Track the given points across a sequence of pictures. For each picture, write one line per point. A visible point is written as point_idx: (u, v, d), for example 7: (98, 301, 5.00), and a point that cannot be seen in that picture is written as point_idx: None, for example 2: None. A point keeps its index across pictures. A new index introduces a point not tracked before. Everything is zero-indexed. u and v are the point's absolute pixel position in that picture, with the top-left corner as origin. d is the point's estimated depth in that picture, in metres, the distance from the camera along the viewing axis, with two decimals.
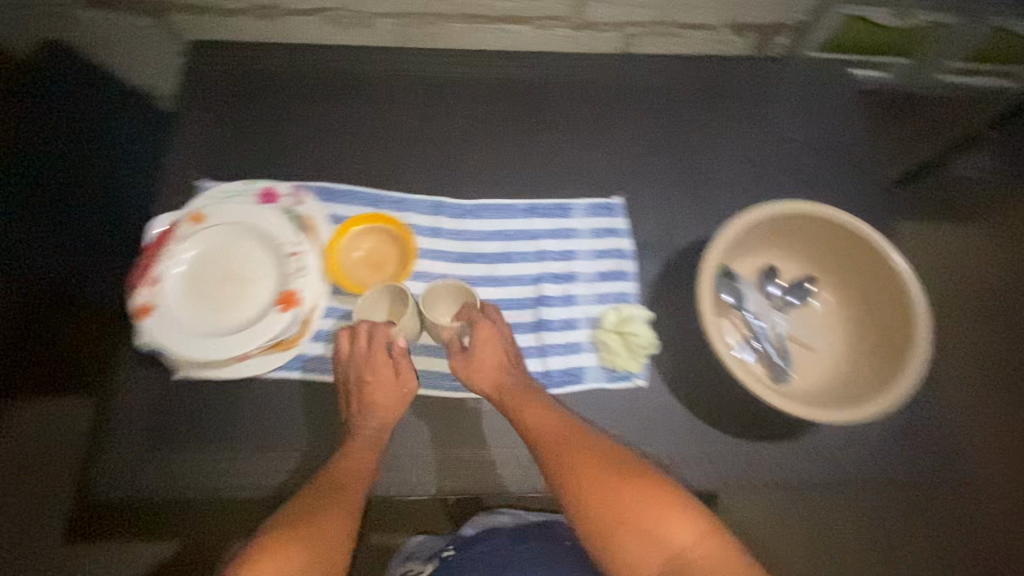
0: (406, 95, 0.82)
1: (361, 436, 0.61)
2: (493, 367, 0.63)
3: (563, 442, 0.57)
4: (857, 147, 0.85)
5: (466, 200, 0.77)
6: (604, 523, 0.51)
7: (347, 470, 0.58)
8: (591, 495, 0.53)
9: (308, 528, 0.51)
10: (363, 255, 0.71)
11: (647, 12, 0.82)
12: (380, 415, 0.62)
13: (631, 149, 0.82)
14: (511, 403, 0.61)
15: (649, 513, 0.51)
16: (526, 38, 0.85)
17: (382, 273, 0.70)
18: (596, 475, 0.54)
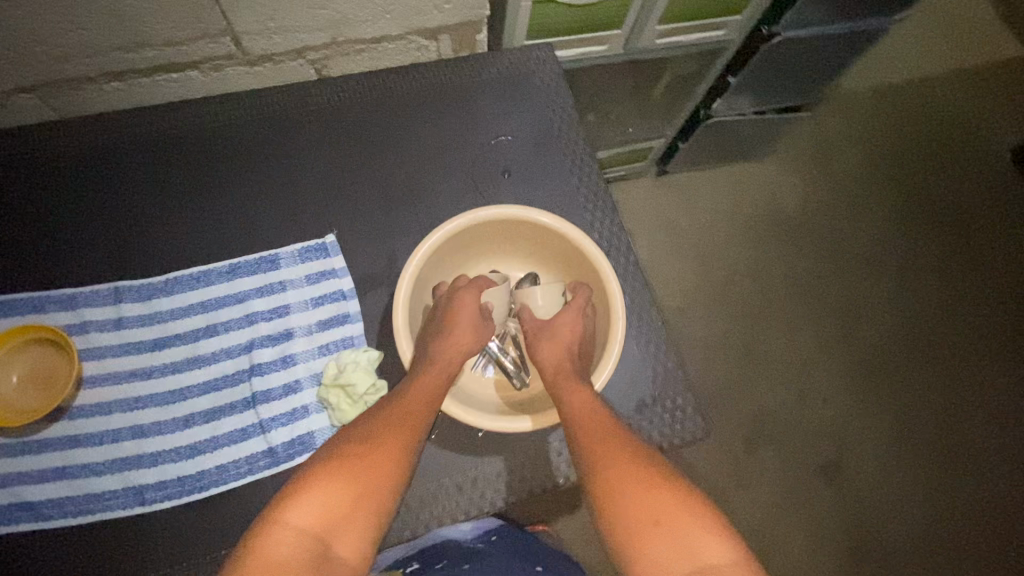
0: (67, 175, 0.72)
1: (443, 355, 0.63)
2: (564, 343, 0.65)
3: (605, 432, 0.56)
4: (573, 130, 0.85)
5: (152, 278, 0.69)
6: (648, 520, 0.47)
7: (416, 408, 0.58)
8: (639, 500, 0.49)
9: (364, 466, 0.51)
10: (19, 383, 0.61)
11: (317, 34, 0.75)
12: (461, 346, 0.64)
13: (338, 181, 0.76)
14: (564, 383, 0.61)
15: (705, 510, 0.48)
16: (199, 83, 0.77)
17: (49, 390, 0.61)
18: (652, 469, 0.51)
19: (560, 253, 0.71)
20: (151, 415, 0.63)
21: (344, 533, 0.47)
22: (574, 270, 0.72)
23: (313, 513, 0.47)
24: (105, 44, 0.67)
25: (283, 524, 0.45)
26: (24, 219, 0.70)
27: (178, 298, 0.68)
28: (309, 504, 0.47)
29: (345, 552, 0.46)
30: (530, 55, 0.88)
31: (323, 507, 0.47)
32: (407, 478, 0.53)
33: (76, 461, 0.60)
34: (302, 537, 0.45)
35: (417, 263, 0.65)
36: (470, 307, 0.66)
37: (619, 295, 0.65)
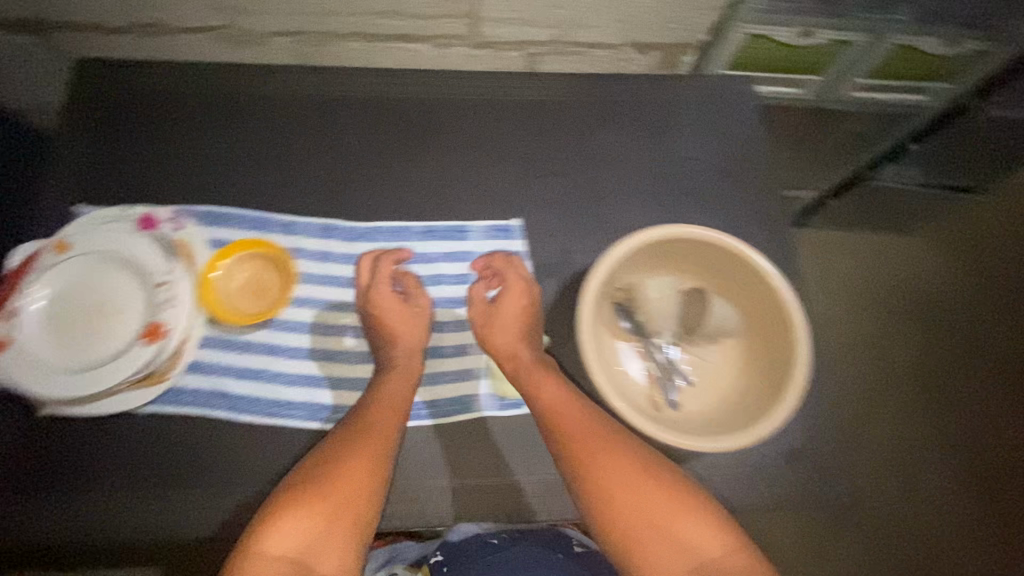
0: (302, 117, 0.81)
1: (406, 364, 0.66)
2: (515, 326, 0.68)
3: (589, 447, 0.59)
4: (759, 166, 0.85)
5: (359, 223, 0.76)
6: (632, 528, 0.56)
7: (381, 414, 0.61)
8: (622, 514, 0.57)
9: (338, 491, 0.55)
10: (241, 283, 0.69)
11: (545, 31, 0.80)
12: (410, 345, 0.67)
13: (531, 171, 0.81)
14: (524, 371, 0.65)
15: (679, 517, 0.56)
16: (426, 56, 0.84)
17: (266, 299, 0.69)
18: (632, 490, 0.57)
19: (748, 291, 0.67)
20: (340, 343, 0.69)
21: (325, 552, 0.52)
22: (760, 327, 0.67)
23: (297, 541, 0.52)
24: (369, 7, 0.75)
25: (262, 553, 0.51)
26: (263, 147, 0.79)
27: (378, 245, 0.75)
28: (283, 532, 0.52)
29: (329, 567, 0.52)
30: (731, 83, 0.88)
31: (302, 535, 0.52)
32: (381, 484, 0.57)
33: (274, 367, 0.67)
34: (284, 562, 0.51)
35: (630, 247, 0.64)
36: (393, 305, 0.68)
37: (804, 381, 0.60)
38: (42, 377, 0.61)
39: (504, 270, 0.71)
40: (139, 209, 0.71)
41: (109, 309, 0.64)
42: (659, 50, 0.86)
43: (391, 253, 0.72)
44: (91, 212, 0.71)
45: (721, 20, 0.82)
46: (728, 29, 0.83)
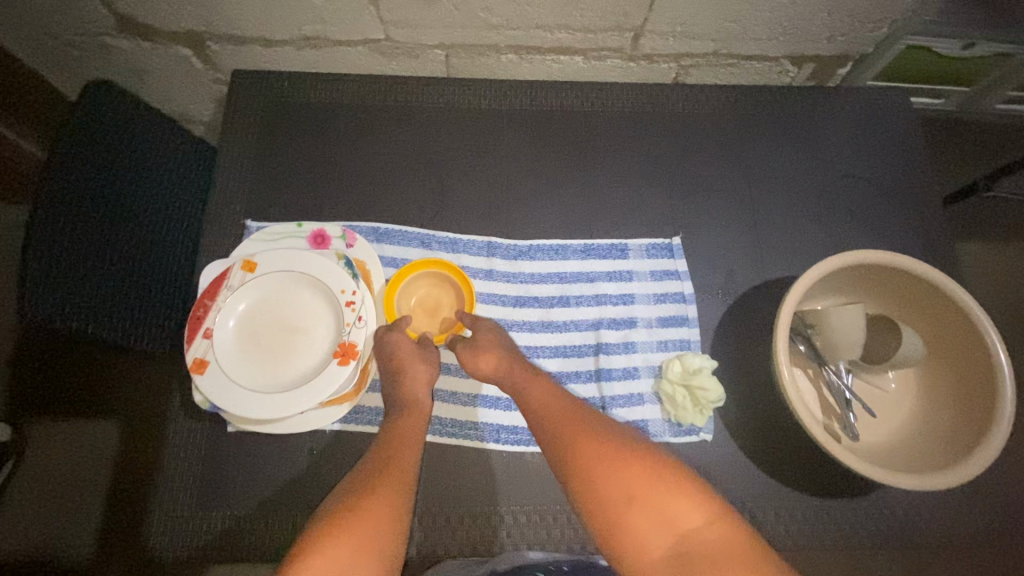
0: (457, 129, 0.80)
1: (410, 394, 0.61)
2: (497, 344, 0.64)
3: (568, 442, 0.54)
4: (917, 185, 0.82)
5: (519, 241, 0.75)
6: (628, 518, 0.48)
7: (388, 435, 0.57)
8: (606, 494, 0.49)
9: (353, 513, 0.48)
10: (420, 300, 0.70)
11: (707, 44, 0.78)
12: (421, 379, 0.61)
13: (689, 187, 0.79)
14: (518, 387, 0.60)
15: (654, 489, 0.49)
16: (578, 68, 0.83)
17: (440, 319, 0.69)
18: (609, 470, 0.51)
19: (936, 319, 0.65)
20: None
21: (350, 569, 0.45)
22: (955, 366, 0.64)
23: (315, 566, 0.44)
24: (538, 19, 0.73)
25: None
26: (420, 161, 0.78)
27: (540, 262, 0.74)
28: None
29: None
30: (884, 99, 0.86)
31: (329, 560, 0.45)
32: (407, 505, 0.51)
33: (449, 387, 0.69)
34: None
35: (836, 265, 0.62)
36: (409, 346, 0.62)
37: (1006, 430, 0.58)
38: (243, 395, 0.61)
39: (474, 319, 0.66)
40: (314, 225, 0.72)
41: (297, 326, 0.65)
42: (814, 64, 0.84)
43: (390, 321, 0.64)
44: (267, 227, 0.71)
45: (889, 33, 0.78)
46: (894, 42, 0.79)
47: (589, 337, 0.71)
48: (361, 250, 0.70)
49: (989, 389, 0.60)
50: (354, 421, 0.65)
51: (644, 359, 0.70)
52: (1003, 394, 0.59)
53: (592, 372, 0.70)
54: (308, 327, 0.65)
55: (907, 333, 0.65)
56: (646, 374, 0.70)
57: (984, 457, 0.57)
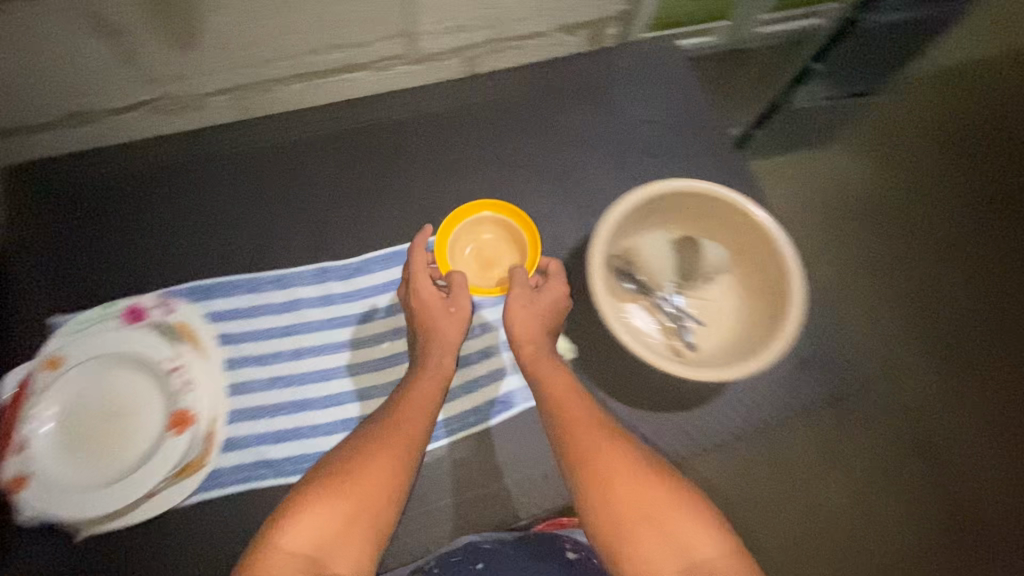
0: (263, 170, 0.79)
1: (436, 358, 0.65)
2: (537, 313, 0.67)
3: (584, 437, 0.58)
4: (701, 115, 0.91)
5: (351, 259, 0.75)
6: (635, 524, 0.53)
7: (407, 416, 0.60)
8: (619, 506, 0.53)
9: (354, 484, 0.54)
10: (478, 245, 0.77)
11: (479, 32, 0.82)
12: (444, 343, 0.65)
13: (502, 170, 0.84)
14: (540, 364, 0.64)
15: (667, 510, 0.53)
16: (368, 82, 0.84)
17: (492, 271, 0.75)
18: (632, 488, 0.54)
19: (721, 224, 0.72)
20: (370, 382, 0.69)
21: (338, 550, 0.51)
22: (756, 262, 0.72)
23: (307, 533, 0.51)
24: (305, 44, 0.74)
25: (276, 548, 0.50)
26: (232, 209, 0.77)
27: (376, 274, 0.74)
28: (302, 528, 0.51)
29: (342, 567, 0.51)
30: (655, 47, 0.94)
31: (318, 528, 0.51)
32: (405, 482, 0.56)
33: (312, 422, 0.66)
34: (295, 557, 0.49)
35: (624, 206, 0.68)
36: (433, 297, 0.66)
37: (800, 307, 0.65)
38: (76, 496, 0.60)
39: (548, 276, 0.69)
40: (122, 301, 0.69)
41: (123, 408, 0.64)
42: (586, 30, 0.91)
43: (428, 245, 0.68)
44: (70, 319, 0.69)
45: None
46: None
47: None
48: (177, 314, 0.69)
49: (781, 269, 0.68)
50: (209, 488, 0.63)
51: None
52: (792, 269, 0.67)
53: None
54: (135, 406, 0.64)
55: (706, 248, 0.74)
56: None
57: (793, 327, 0.65)
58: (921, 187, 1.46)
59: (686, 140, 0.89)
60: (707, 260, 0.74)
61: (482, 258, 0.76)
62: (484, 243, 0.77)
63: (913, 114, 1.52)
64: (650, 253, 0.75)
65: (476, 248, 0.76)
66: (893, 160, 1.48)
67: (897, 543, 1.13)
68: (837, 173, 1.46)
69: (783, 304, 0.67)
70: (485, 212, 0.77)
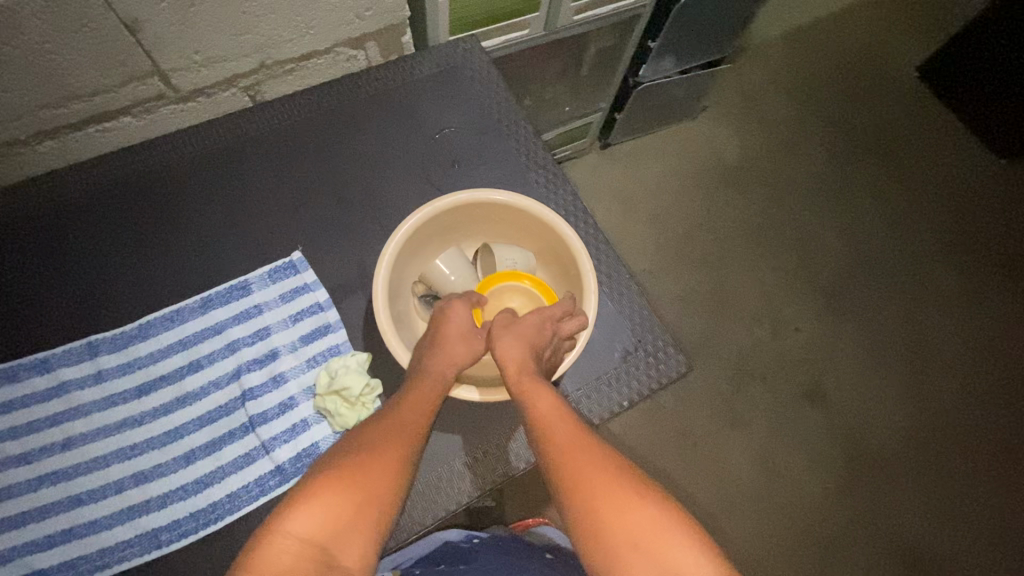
0: (14, 244, 0.70)
1: (437, 369, 0.61)
2: (528, 339, 0.63)
3: (575, 461, 0.52)
4: (508, 112, 0.87)
5: (124, 326, 0.68)
6: (625, 549, 0.46)
7: (411, 416, 0.57)
8: (613, 536, 0.47)
9: (366, 474, 0.51)
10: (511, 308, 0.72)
11: (245, 61, 0.76)
12: (453, 360, 0.63)
13: (298, 200, 0.77)
14: (528, 385, 0.59)
15: (671, 540, 0.46)
16: (134, 128, 0.78)
17: None
18: (625, 513, 0.48)
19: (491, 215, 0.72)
20: (151, 461, 0.63)
21: (346, 541, 0.48)
22: (555, 258, 0.73)
23: (312, 519, 0.48)
24: (34, 102, 0.67)
25: (281, 534, 0.46)
26: None
27: (155, 339, 0.68)
28: (308, 514, 0.48)
29: (350, 559, 0.47)
30: (456, 49, 0.91)
31: (328, 514, 0.48)
32: (408, 481, 0.54)
33: (83, 519, 0.60)
34: (302, 546, 0.46)
35: (404, 230, 0.66)
36: (464, 318, 0.66)
37: (593, 298, 0.66)
38: None
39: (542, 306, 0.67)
40: None
41: None
42: (376, 42, 0.86)
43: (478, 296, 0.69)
44: None
45: None
46: None
47: (232, 390, 0.67)
48: None
49: (553, 229, 0.69)
50: None
51: (296, 384, 0.68)
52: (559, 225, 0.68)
53: (245, 422, 0.65)
54: None
55: (504, 252, 0.74)
56: (301, 399, 0.67)
57: (595, 280, 0.67)
58: (776, 148, 1.50)
59: (495, 140, 0.85)
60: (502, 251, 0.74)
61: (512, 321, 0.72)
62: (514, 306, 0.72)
63: (763, 76, 1.56)
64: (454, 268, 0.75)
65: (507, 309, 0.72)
66: (747, 124, 1.52)
67: (778, 491, 1.20)
68: (695, 146, 1.49)
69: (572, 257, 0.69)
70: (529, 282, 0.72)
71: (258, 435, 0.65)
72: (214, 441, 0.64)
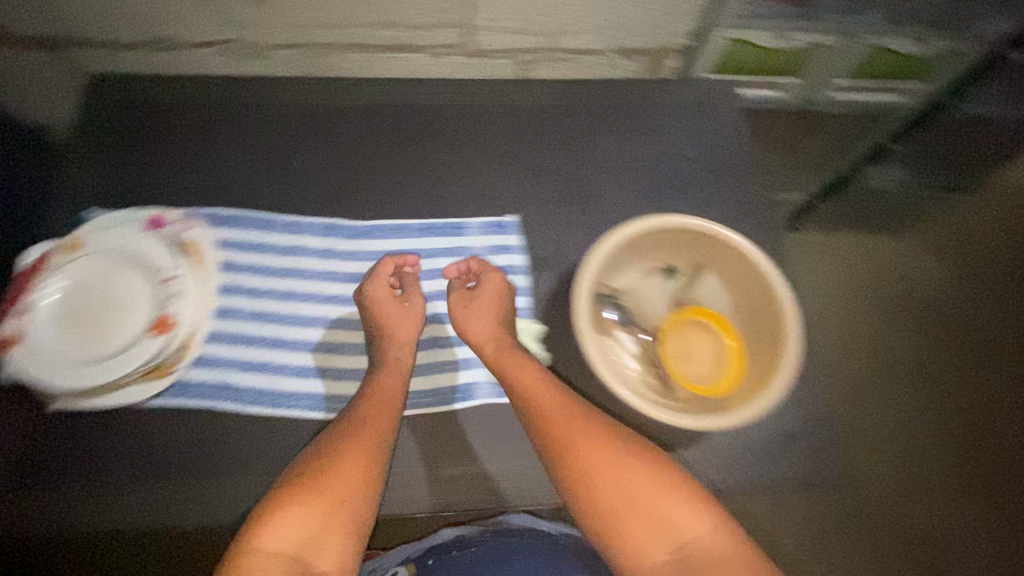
0: (305, 123, 0.84)
1: (392, 355, 0.67)
2: (487, 315, 0.70)
3: (572, 430, 0.59)
4: (739, 161, 0.89)
5: (361, 221, 0.78)
6: (616, 505, 0.55)
7: (376, 410, 0.62)
8: (601, 492, 0.56)
9: (329, 482, 0.55)
10: (682, 346, 0.70)
11: (536, 38, 0.84)
12: (400, 339, 0.69)
13: (530, 171, 0.84)
14: (508, 360, 0.66)
15: (655, 497, 0.55)
16: (422, 65, 0.87)
17: (682, 372, 0.69)
18: (614, 473, 0.57)
19: (703, 252, 0.70)
20: (343, 338, 0.71)
21: (320, 548, 0.51)
22: (751, 318, 0.69)
23: (284, 533, 0.51)
24: (369, 18, 0.79)
25: (254, 551, 0.50)
26: (269, 154, 0.82)
27: (379, 241, 0.77)
28: (279, 529, 0.51)
29: (325, 562, 0.51)
30: (713, 87, 0.92)
31: (293, 527, 0.51)
32: (377, 468, 0.58)
33: (281, 361, 0.69)
34: (279, 559, 0.50)
35: (637, 229, 0.67)
36: (388, 299, 0.70)
37: (793, 366, 0.62)
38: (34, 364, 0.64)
39: (484, 273, 0.73)
40: (105, 218, 0.72)
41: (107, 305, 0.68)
42: (647, 55, 0.90)
43: (400, 257, 0.74)
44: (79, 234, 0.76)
45: (702, 25, 0.86)
46: (711, 32, 0.86)
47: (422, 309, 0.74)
48: (138, 240, 0.71)
49: (769, 288, 0.67)
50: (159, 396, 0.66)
51: None
52: (777, 285, 0.66)
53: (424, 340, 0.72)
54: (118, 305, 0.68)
55: (700, 290, 0.72)
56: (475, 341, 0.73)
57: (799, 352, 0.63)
58: None
59: (720, 182, 0.88)
60: (701, 293, 0.72)
61: (679, 359, 0.70)
62: (688, 348, 0.70)
63: None
64: (642, 283, 0.72)
65: (677, 347, 0.70)
66: None
67: None
68: None
69: (780, 327, 0.65)
70: (728, 343, 0.69)
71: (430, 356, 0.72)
72: None
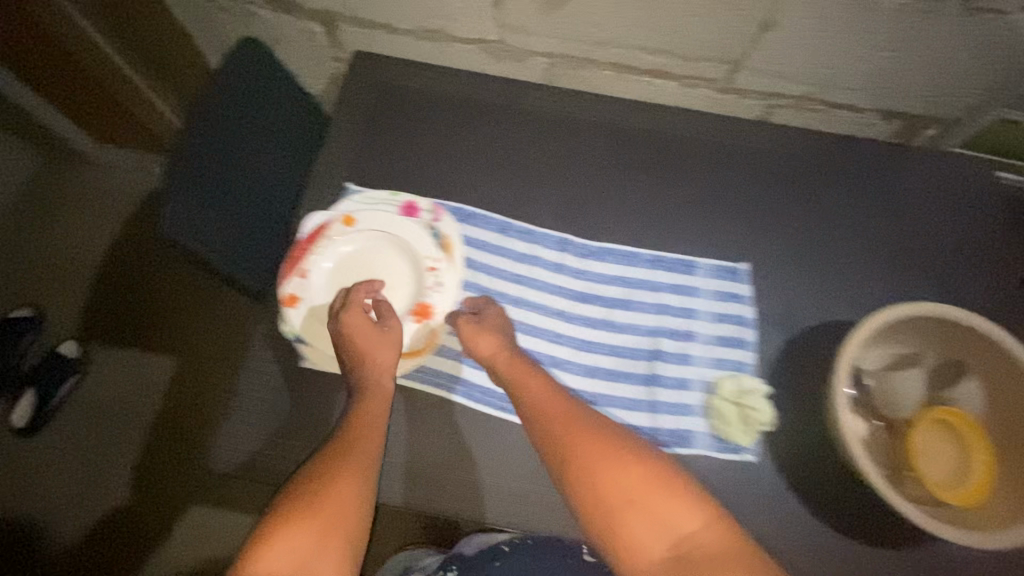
0: (544, 133, 0.85)
1: (381, 381, 0.65)
2: (488, 343, 0.67)
3: (572, 436, 0.58)
4: (987, 249, 0.82)
5: (593, 242, 0.79)
6: (617, 508, 0.54)
7: (366, 428, 0.61)
8: (606, 494, 0.54)
9: (319, 502, 0.54)
10: (927, 443, 0.66)
11: (799, 86, 0.81)
12: (381, 364, 0.66)
13: (764, 219, 0.82)
14: (520, 375, 0.65)
15: (652, 497, 0.53)
16: (669, 92, 0.87)
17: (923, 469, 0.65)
18: (613, 473, 0.55)
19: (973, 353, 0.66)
20: (566, 354, 0.73)
21: (320, 562, 0.51)
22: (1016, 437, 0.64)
23: (282, 554, 0.51)
24: (641, 42, 0.79)
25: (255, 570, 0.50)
26: (512, 157, 0.84)
27: (607, 264, 0.78)
28: (276, 552, 0.51)
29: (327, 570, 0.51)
30: (967, 163, 0.86)
31: (290, 547, 0.51)
32: (368, 482, 0.57)
33: None
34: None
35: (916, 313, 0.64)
36: (363, 325, 0.66)
37: None
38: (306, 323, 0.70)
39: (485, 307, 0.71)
40: (371, 195, 0.76)
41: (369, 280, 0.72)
42: (904, 120, 0.85)
43: (368, 284, 0.69)
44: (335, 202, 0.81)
45: (982, 102, 0.79)
46: (988, 111, 0.79)
47: (645, 342, 0.74)
48: (399, 222, 0.74)
49: None
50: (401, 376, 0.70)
51: (698, 372, 0.72)
52: None
53: (646, 374, 0.72)
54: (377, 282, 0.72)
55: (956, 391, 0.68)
56: (699, 388, 0.71)
57: None
58: None
59: (962, 266, 0.81)
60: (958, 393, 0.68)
61: (922, 457, 0.66)
62: (934, 447, 0.66)
63: None
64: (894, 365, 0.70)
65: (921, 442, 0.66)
66: None
67: None
68: None
69: None
70: (978, 465, 0.64)
71: (650, 392, 0.71)
72: (615, 371, 0.72)
